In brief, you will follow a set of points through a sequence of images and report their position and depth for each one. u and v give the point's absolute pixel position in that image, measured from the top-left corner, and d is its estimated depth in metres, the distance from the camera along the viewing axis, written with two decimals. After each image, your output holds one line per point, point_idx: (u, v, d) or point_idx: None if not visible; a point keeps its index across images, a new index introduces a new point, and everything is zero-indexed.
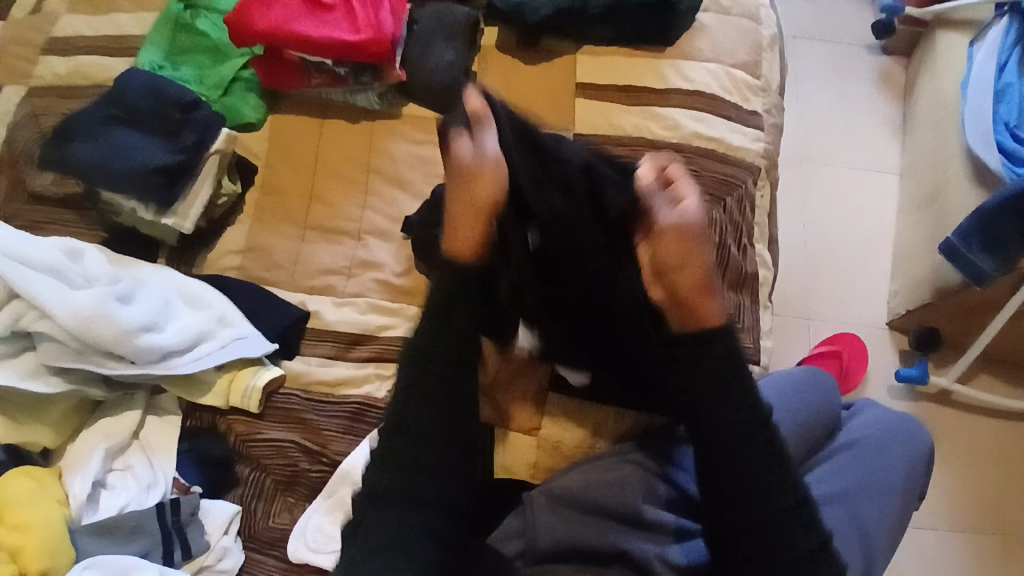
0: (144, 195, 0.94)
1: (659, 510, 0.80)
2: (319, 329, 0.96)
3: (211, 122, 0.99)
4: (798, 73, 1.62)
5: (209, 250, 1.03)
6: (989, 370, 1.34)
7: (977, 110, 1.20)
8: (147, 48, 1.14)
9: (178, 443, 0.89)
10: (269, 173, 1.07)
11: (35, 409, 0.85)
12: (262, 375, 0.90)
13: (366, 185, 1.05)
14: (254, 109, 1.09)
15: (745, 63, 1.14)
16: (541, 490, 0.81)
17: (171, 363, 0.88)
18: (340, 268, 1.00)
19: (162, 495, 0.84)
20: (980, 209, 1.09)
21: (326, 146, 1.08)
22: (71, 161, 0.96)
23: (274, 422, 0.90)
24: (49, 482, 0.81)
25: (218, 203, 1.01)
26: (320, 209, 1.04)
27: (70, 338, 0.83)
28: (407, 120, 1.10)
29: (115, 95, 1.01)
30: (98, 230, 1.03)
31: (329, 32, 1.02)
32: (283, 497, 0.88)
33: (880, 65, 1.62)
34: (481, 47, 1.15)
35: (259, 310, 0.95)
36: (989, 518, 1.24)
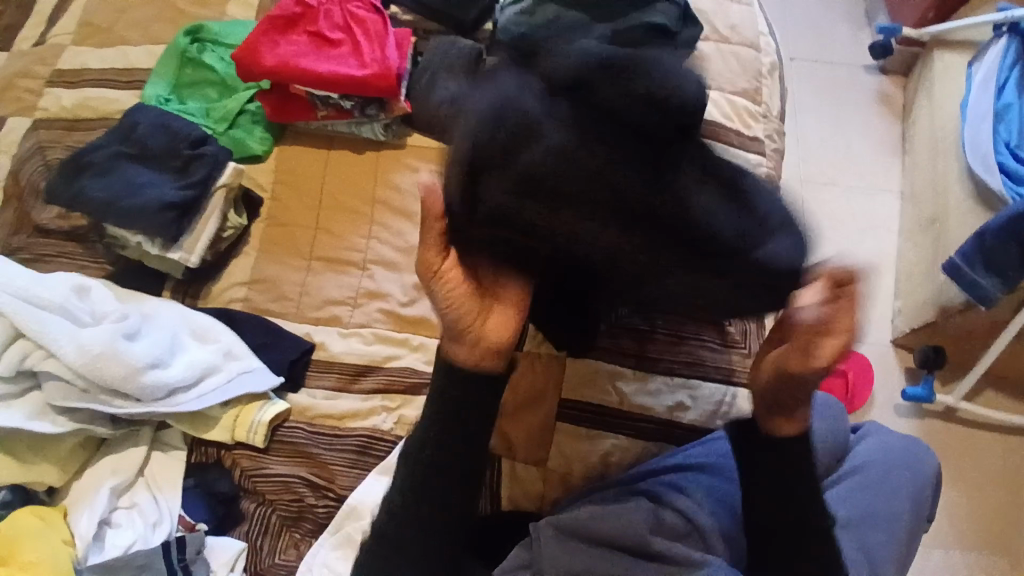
0: (152, 230, 0.95)
1: (670, 541, 0.78)
2: (325, 360, 0.96)
3: (219, 157, 1.01)
4: (797, 96, 1.64)
5: (215, 282, 1.03)
6: (997, 389, 1.33)
7: (975, 131, 1.23)
8: (153, 82, 1.16)
9: (184, 479, 0.89)
10: (275, 205, 1.07)
11: (41, 447, 0.85)
12: (268, 409, 0.90)
13: (371, 215, 1.06)
14: (260, 141, 1.10)
15: (745, 91, 1.15)
16: (548, 520, 0.80)
17: (176, 400, 0.88)
18: (346, 298, 1.00)
19: (167, 534, 0.83)
20: (981, 231, 1.09)
21: (332, 176, 1.09)
22: (80, 196, 0.97)
23: (280, 456, 0.90)
24: (55, 521, 0.81)
25: (224, 236, 1.02)
26: (326, 240, 1.04)
27: (76, 377, 0.84)
28: (413, 150, 1.11)
29: (123, 131, 1.02)
30: (103, 263, 1.04)
31: (336, 67, 1.04)
32: (289, 533, 0.87)
33: (878, 87, 1.64)
34: None
35: (266, 342, 0.95)
36: (1001, 540, 1.22)
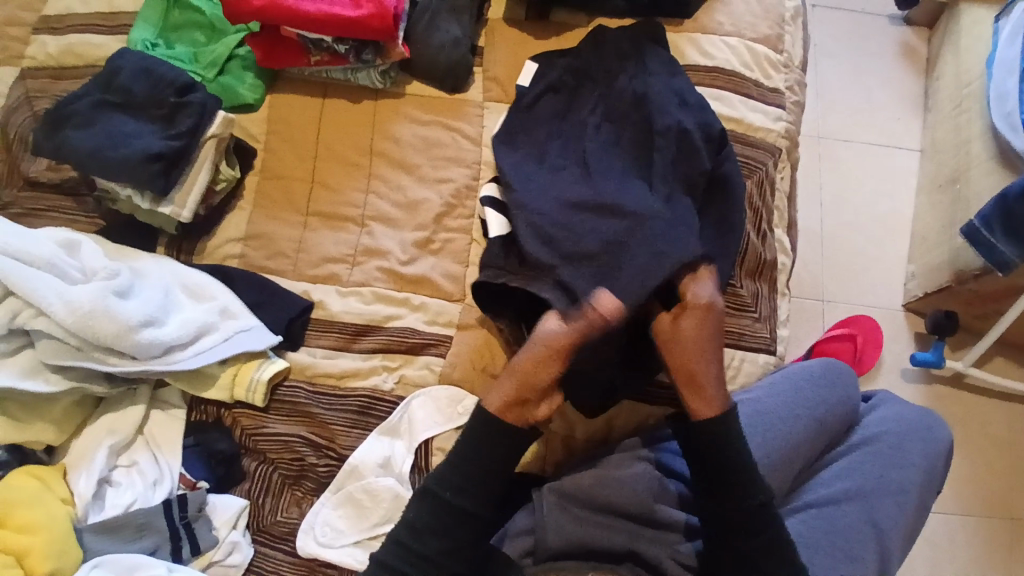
0: (139, 183, 0.90)
1: (673, 509, 0.79)
2: (324, 319, 0.94)
3: (208, 104, 0.95)
4: (819, 45, 1.55)
5: (209, 237, 1.00)
6: (1008, 354, 1.31)
7: (1001, 91, 1.15)
8: (139, 26, 1.09)
9: (184, 438, 0.88)
10: (269, 157, 1.03)
11: (37, 407, 0.84)
12: (267, 368, 0.89)
13: (369, 169, 1.01)
14: (252, 89, 1.04)
15: (767, 37, 1.08)
16: (551, 488, 0.79)
17: (173, 357, 0.86)
18: (344, 255, 0.97)
19: (168, 492, 0.83)
20: (1003, 193, 1.05)
21: (327, 127, 1.04)
22: (65, 148, 0.92)
23: (280, 415, 0.89)
24: (55, 481, 0.81)
25: (216, 190, 0.98)
26: (322, 195, 1.00)
27: (69, 335, 0.81)
28: (412, 99, 1.05)
29: (107, 78, 0.97)
30: (95, 217, 1.00)
31: (329, 7, 0.97)
32: (291, 492, 0.87)
33: (904, 35, 1.55)
34: (488, 21, 1.10)
35: (263, 300, 0.93)
36: (1000, 502, 1.23)
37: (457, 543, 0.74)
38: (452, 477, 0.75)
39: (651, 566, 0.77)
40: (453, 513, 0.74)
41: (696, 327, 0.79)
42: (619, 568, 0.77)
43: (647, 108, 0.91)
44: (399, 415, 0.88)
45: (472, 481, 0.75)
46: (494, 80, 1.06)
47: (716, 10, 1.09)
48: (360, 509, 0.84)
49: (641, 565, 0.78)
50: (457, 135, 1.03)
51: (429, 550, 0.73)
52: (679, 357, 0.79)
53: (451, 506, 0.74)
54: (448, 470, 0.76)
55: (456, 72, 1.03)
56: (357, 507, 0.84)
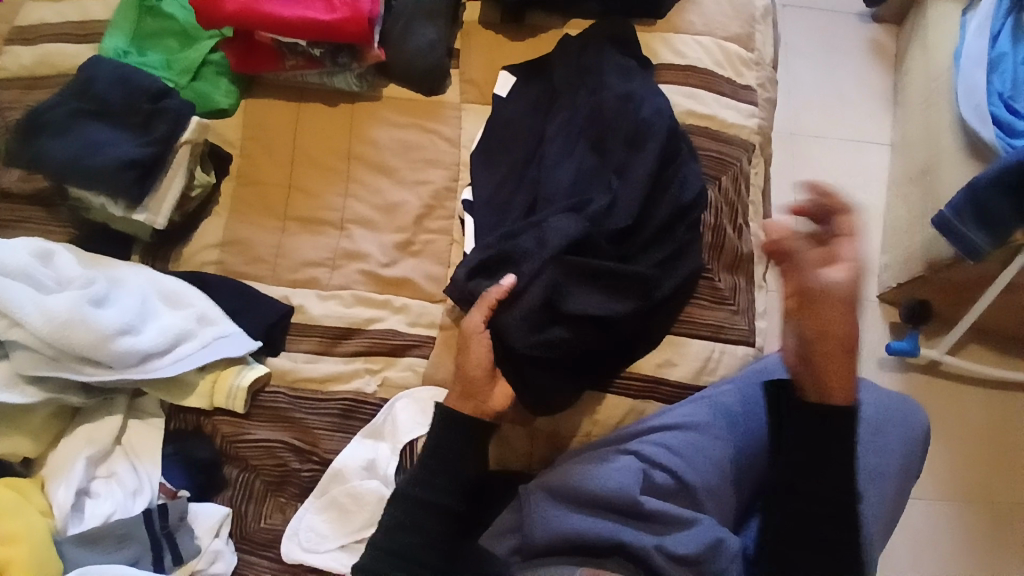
0: (114, 190, 0.89)
1: (660, 500, 0.80)
2: (305, 324, 0.93)
3: (183, 111, 0.94)
4: (790, 43, 1.58)
5: (186, 245, 0.99)
6: (981, 342, 1.34)
7: (969, 81, 1.18)
8: (111, 34, 1.08)
9: (164, 447, 0.87)
10: (245, 162, 1.02)
11: (11, 419, 0.82)
12: (246, 374, 0.88)
13: (348, 172, 1.01)
14: (227, 95, 1.04)
15: (737, 36, 1.10)
16: (537, 484, 0.81)
17: (151, 366, 0.85)
18: (324, 259, 0.97)
19: (148, 502, 0.82)
20: (973, 182, 1.07)
21: (304, 131, 1.04)
22: (38, 157, 0.91)
23: (262, 421, 0.88)
24: (33, 494, 0.79)
25: (192, 196, 0.97)
26: (300, 199, 1.00)
27: (43, 345, 0.80)
28: (390, 102, 1.05)
29: (79, 86, 0.96)
30: (68, 226, 0.99)
31: (303, 11, 0.97)
32: (274, 498, 0.86)
33: (872, 34, 1.58)
34: (463, 24, 1.10)
35: (242, 307, 0.92)
36: (978, 487, 1.25)
37: (433, 536, 0.75)
38: (423, 472, 0.77)
39: (639, 561, 0.76)
40: (422, 507, 0.76)
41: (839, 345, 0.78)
42: (608, 563, 0.76)
43: (602, 124, 0.92)
44: (383, 417, 0.88)
45: (441, 474, 0.77)
46: (470, 82, 1.06)
47: (687, 10, 1.11)
48: (345, 512, 0.83)
49: (630, 559, 0.76)
50: (435, 137, 1.03)
51: (404, 544, 0.74)
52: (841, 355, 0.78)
53: (419, 497, 0.76)
54: (411, 468, 0.78)
55: (432, 75, 1.03)
56: (342, 511, 0.83)
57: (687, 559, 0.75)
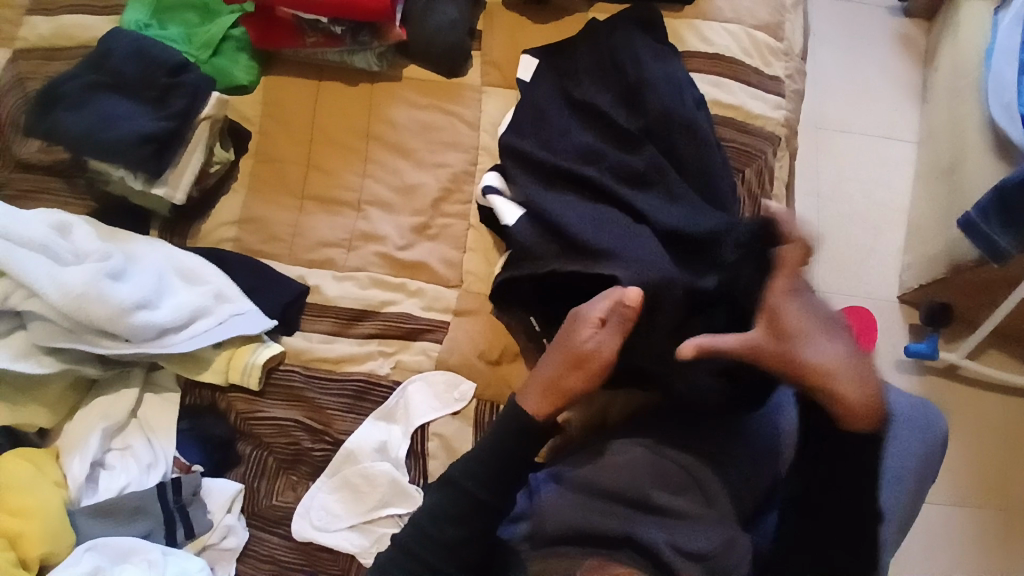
0: (133, 164, 0.89)
1: (671, 495, 0.78)
2: (320, 304, 0.93)
3: (202, 86, 0.93)
4: (816, 34, 1.55)
5: (203, 221, 0.98)
6: (1001, 346, 1.32)
7: (1000, 81, 1.15)
8: (132, 6, 1.07)
9: (178, 421, 0.87)
10: (264, 140, 1.01)
11: (29, 389, 0.83)
12: (261, 352, 0.88)
13: (366, 153, 1.00)
14: (246, 71, 1.03)
15: (766, 24, 1.07)
16: (549, 473, 0.83)
17: (167, 341, 0.85)
18: (340, 240, 0.96)
19: (162, 476, 0.83)
20: (1000, 183, 1.04)
21: (323, 110, 1.02)
22: (57, 129, 0.91)
23: (276, 400, 0.88)
24: (47, 464, 0.80)
25: (210, 172, 0.96)
26: (318, 179, 0.99)
27: (61, 317, 0.80)
28: (410, 83, 1.04)
29: (99, 57, 0.95)
30: (87, 200, 0.99)
31: None
32: (286, 476, 0.86)
33: (902, 26, 1.54)
34: (486, 4, 1.08)
35: (258, 285, 0.92)
36: (990, 492, 1.24)
37: (471, 532, 0.75)
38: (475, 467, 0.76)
39: (650, 556, 0.76)
40: (472, 504, 0.75)
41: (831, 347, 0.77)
42: (617, 555, 0.76)
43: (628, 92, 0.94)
44: (396, 399, 0.88)
45: (492, 472, 0.76)
46: (492, 64, 1.05)
47: None
48: (356, 493, 0.83)
49: (641, 553, 0.76)
50: (454, 120, 1.02)
51: (445, 537, 0.74)
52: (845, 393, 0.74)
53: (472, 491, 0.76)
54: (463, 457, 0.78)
55: (454, 55, 1.02)
56: (354, 492, 0.83)
57: (699, 554, 0.75)
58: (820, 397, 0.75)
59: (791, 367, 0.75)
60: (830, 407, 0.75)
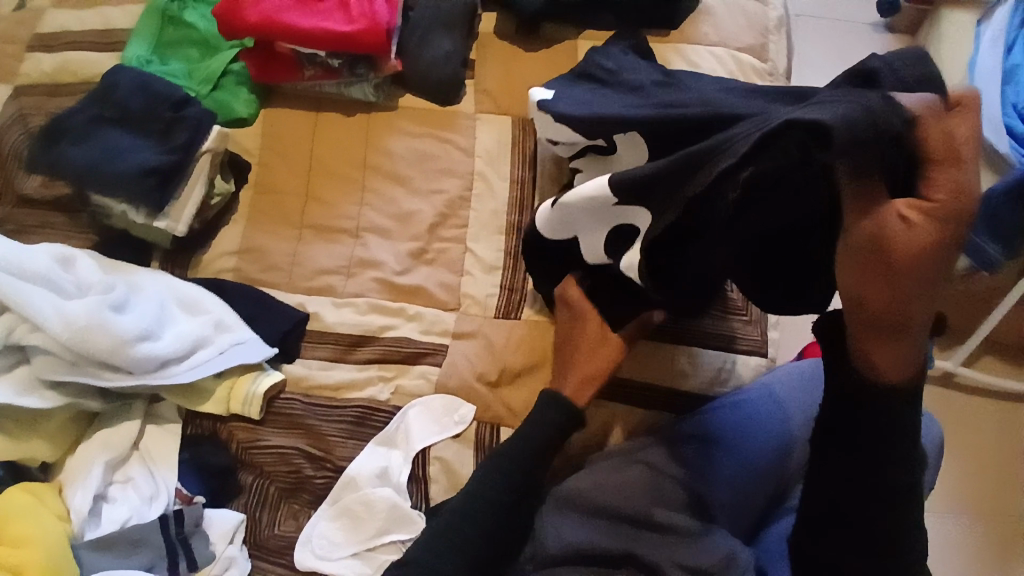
0: (135, 198, 0.91)
1: (671, 512, 0.78)
2: (319, 331, 0.94)
3: (203, 120, 0.95)
4: (803, 53, 1.58)
5: (203, 252, 1.00)
6: (996, 354, 1.33)
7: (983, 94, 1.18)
8: (134, 43, 1.10)
9: (179, 453, 0.88)
10: (263, 171, 1.03)
11: (32, 423, 0.84)
12: (262, 381, 0.88)
13: (363, 181, 1.02)
14: (246, 104, 1.06)
15: (751, 47, 1.10)
16: (551, 496, 0.81)
17: (169, 372, 0.86)
18: (339, 267, 0.98)
19: (164, 507, 0.83)
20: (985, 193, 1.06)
21: (321, 140, 1.05)
22: (60, 164, 0.93)
23: (276, 428, 0.89)
24: (49, 497, 0.80)
25: (211, 205, 0.98)
26: (316, 208, 1.01)
27: (64, 350, 0.81)
28: (405, 112, 1.07)
29: (101, 94, 0.97)
30: (89, 233, 1.00)
31: (322, 22, 0.99)
32: (289, 504, 0.87)
33: (886, 44, 1.58)
34: (479, 35, 1.11)
35: (259, 314, 0.93)
36: (992, 503, 1.24)
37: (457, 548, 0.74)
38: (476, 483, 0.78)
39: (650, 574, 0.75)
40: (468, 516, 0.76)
41: (924, 242, 0.49)
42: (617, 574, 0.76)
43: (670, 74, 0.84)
44: (396, 424, 0.88)
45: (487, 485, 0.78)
46: (485, 92, 1.07)
47: (701, 21, 1.11)
48: (357, 520, 0.83)
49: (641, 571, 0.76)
50: (449, 147, 1.04)
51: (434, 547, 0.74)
52: (886, 308, 0.53)
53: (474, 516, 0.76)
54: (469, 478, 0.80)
55: (448, 84, 1.04)
56: (354, 519, 0.83)
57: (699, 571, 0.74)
58: (859, 335, 0.57)
59: (871, 295, 0.53)
60: (873, 353, 0.56)
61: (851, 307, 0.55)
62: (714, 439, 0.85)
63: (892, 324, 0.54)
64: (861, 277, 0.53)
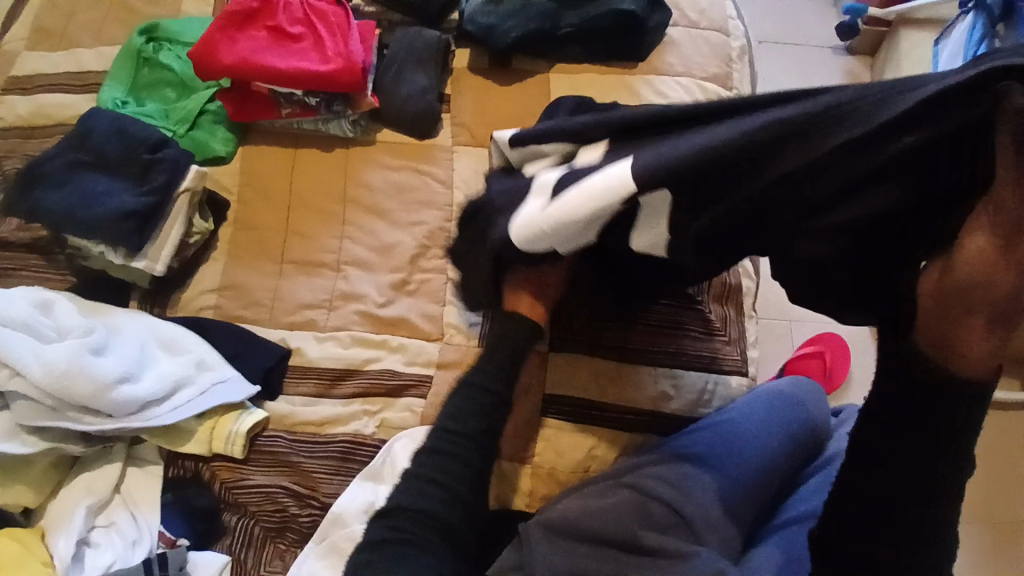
0: (114, 240, 0.91)
1: (659, 534, 0.79)
2: (302, 367, 0.94)
3: (180, 160, 0.96)
4: (767, 78, 1.64)
5: (183, 290, 1.00)
6: None
7: None
8: (110, 85, 1.11)
9: (162, 495, 0.86)
10: (242, 208, 1.04)
11: (12, 469, 0.82)
12: (245, 419, 0.88)
13: (343, 215, 1.04)
14: (224, 142, 1.07)
15: (716, 75, 1.15)
16: (537, 522, 0.80)
17: (150, 414, 0.85)
18: (321, 301, 0.98)
19: (147, 551, 0.81)
20: None
21: (300, 176, 1.06)
22: (37, 208, 0.92)
23: (260, 466, 0.88)
24: (34, 544, 0.79)
25: (190, 243, 0.98)
26: (297, 243, 1.02)
27: (44, 396, 0.81)
28: (383, 146, 1.08)
29: (78, 137, 0.98)
30: (67, 275, 1.00)
31: (298, 62, 1.01)
32: (273, 545, 0.86)
33: (846, 66, 1.65)
34: (453, 70, 1.14)
35: (240, 351, 0.93)
36: (971, 507, 1.27)
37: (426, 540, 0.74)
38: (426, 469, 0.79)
39: None
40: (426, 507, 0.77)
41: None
42: None
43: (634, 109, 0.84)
44: (381, 458, 0.87)
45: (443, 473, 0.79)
46: (461, 125, 1.10)
47: (667, 52, 1.16)
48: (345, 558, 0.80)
49: None
50: (428, 179, 1.06)
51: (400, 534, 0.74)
52: (993, 295, 0.49)
53: (439, 483, 0.77)
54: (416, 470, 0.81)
55: (424, 119, 1.07)
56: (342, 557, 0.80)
57: None
58: (945, 326, 0.52)
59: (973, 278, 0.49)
60: (964, 340, 0.52)
61: (948, 295, 0.52)
62: (697, 458, 0.86)
63: (993, 312, 0.50)
64: (1000, 264, 0.48)
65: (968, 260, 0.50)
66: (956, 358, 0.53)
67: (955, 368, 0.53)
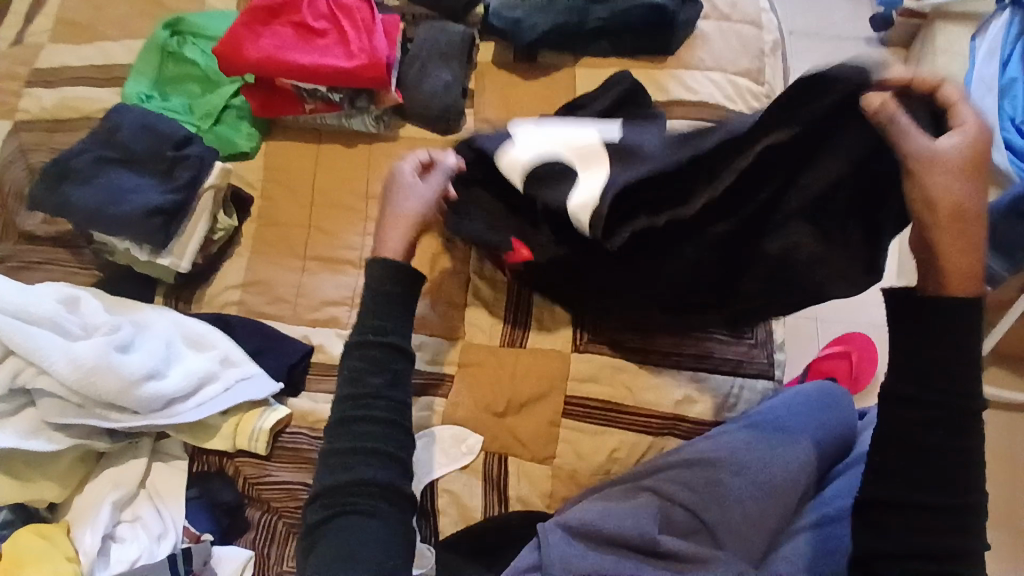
0: (139, 236, 0.91)
1: (678, 539, 0.79)
2: (325, 364, 0.94)
3: (205, 158, 0.96)
4: (797, 72, 1.60)
5: (208, 286, 1.00)
6: (1003, 365, 1.33)
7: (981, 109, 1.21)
8: (135, 80, 1.11)
9: (187, 490, 0.87)
10: (266, 204, 1.04)
11: (38, 463, 0.83)
12: (268, 416, 0.88)
13: (365, 211, 1.03)
14: (248, 138, 1.07)
15: (747, 71, 1.11)
16: (556, 522, 0.79)
17: (174, 410, 0.86)
18: (343, 298, 0.98)
19: (172, 545, 0.82)
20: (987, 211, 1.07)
21: (323, 172, 1.06)
22: (64, 204, 0.93)
23: (283, 463, 0.88)
24: (59, 538, 0.80)
25: (214, 239, 0.99)
26: (320, 239, 1.02)
27: (71, 393, 0.82)
28: (406, 141, 1.07)
29: (106, 134, 0.98)
30: (94, 269, 1.01)
31: (321, 58, 1.00)
32: (296, 541, 0.85)
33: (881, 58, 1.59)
34: (478, 65, 1.13)
35: (265, 347, 0.93)
36: (1005, 514, 1.23)
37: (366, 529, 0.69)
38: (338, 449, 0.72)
39: None
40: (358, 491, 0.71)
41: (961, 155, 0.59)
42: None
43: None
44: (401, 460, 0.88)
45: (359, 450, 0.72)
46: (485, 121, 1.09)
47: (697, 46, 1.13)
48: None
49: None
50: None
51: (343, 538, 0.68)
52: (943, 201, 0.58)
53: (378, 410, 0.73)
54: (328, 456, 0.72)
55: (448, 115, 1.05)
56: None
57: None
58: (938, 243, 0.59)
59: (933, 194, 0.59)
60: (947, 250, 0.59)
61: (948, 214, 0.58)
62: (718, 463, 0.84)
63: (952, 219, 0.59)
64: (935, 175, 0.59)
65: (950, 159, 0.59)
66: (943, 284, 0.59)
67: (945, 281, 0.59)
